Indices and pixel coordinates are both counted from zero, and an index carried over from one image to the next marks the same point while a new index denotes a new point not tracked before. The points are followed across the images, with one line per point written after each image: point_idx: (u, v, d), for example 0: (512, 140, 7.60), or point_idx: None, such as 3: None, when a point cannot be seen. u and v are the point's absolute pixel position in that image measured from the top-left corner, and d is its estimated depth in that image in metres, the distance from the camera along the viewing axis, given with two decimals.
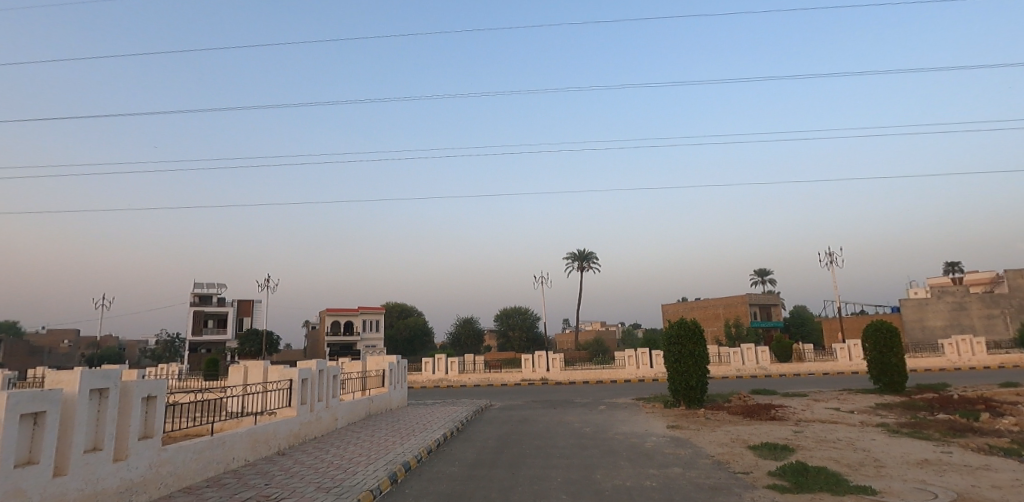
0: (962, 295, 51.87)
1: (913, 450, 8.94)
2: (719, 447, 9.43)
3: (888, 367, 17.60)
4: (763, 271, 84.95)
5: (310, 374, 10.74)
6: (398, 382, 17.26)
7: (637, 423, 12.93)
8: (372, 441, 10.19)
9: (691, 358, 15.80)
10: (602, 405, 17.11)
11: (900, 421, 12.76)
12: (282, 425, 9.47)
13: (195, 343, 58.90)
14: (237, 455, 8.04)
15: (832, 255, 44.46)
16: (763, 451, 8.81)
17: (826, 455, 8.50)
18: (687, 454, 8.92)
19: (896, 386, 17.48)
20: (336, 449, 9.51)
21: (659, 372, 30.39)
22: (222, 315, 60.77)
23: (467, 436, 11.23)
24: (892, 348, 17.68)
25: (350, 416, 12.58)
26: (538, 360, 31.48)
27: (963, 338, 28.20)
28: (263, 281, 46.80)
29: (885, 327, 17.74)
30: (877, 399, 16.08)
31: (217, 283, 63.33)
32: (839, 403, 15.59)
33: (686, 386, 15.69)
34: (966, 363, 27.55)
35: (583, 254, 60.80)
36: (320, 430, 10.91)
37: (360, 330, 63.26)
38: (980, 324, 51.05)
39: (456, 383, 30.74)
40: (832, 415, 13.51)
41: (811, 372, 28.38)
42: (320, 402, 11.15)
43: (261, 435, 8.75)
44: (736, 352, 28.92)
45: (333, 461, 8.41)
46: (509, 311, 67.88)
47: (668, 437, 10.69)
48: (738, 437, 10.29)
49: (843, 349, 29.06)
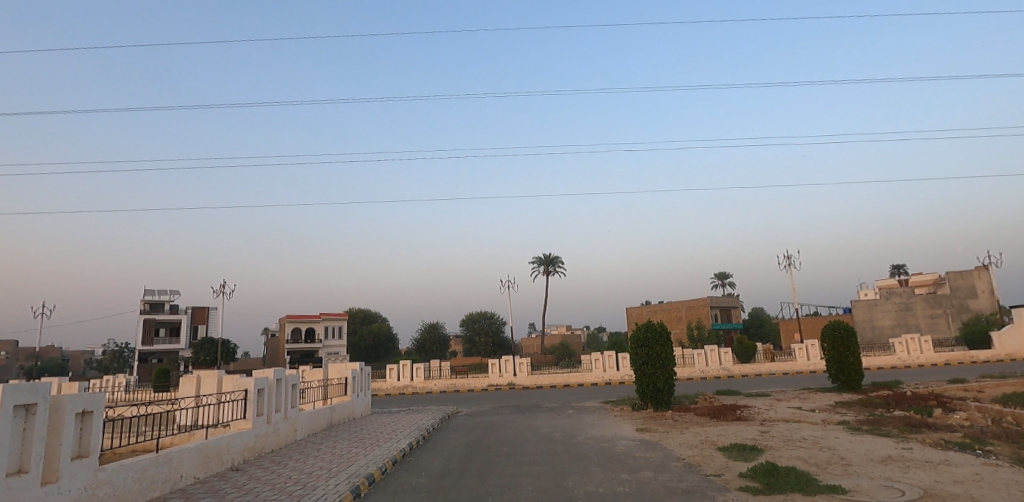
0: (909, 295, 54.30)
1: (876, 447, 9.09)
2: (689, 449, 9.37)
3: (846, 365, 18.10)
4: (723, 274, 87.08)
5: (267, 384, 10.20)
6: (361, 389, 16.69)
7: (606, 426, 12.83)
8: (333, 453, 9.71)
9: (658, 360, 15.84)
10: (571, 409, 16.98)
11: (859, 418, 13.08)
12: (236, 439, 8.92)
13: (146, 353, 56.22)
14: (185, 473, 7.49)
15: (791, 259, 45.29)
16: (733, 452, 8.80)
17: (794, 455, 8.55)
18: (658, 458, 8.83)
19: (853, 384, 17.98)
20: (294, 462, 9.02)
21: (625, 375, 30.57)
22: (174, 323, 58.25)
23: (434, 444, 10.87)
24: (849, 347, 18.18)
25: (311, 427, 12.04)
26: (505, 365, 31.19)
27: (912, 337, 29.40)
28: (218, 286, 45.02)
29: (842, 327, 18.24)
30: (836, 397, 16.48)
31: (170, 290, 60.69)
32: (800, 402, 15.91)
33: (653, 388, 15.72)
34: (915, 361, 28.71)
35: (548, 258, 61.03)
36: (278, 442, 10.38)
37: (322, 338, 61.66)
38: (925, 323, 53.52)
39: (421, 390, 30.16)
40: (796, 414, 13.73)
41: (772, 372, 29.05)
42: (278, 412, 10.60)
43: (213, 450, 8.20)
44: (700, 354, 29.35)
45: (291, 476, 7.94)
46: (475, 316, 67.45)
47: (638, 440, 10.60)
48: (707, 438, 10.29)
49: (801, 349, 29.87)
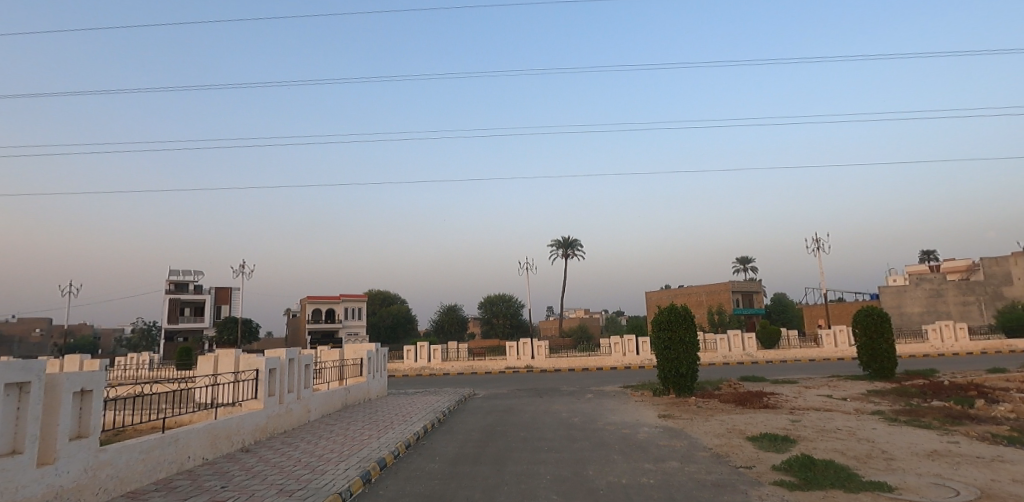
0: (940, 282, 52.51)
1: (919, 440, 8.51)
2: (716, 438, 8.92)
3: (879, 353, 17.34)
4: (745, 258, 85.43)
5: (279, 364, 9.94)
6: (377, 370, 16.50)
7: (627, 412, 12.40)
8: (345, 435, 9.45)
9: (681, 345, 15.28)
10: (590, 393, 16.61)
11: (895, 408, 12.43)
12: (246, 420, 8.71)
13: (172, 331, 57.35)
14: (192, 453, 7.28)
15: (818, 244, 43.85)
16: (764, 443, 8.30)
17: (830, 446, 8.03)
18: (684, 447, 8.38)
19: (886, 372, 17.25)
20: (306, 444, 8.77)
21: (645, 359, 30.09)
22: (199, 302, 59.26)
23: (449, 428, 10.56)
24: (883, 333, 17.39)
25: (324, 408, 11.82)
26: (523, 348, 30.92)
27: (946, 324, 28.29)
28: (239, 267, 45.45)
29: (876, 313, 17.45)
30: (868, 385, 15.81)
31: (194, 270, 61.63)
32: (830, 390, 15.27)
33: (676, 373, 15.23)
34: (949, 349, 27.63)
35: (567, 241, 60.45)
36: (291, 423, 10.15)
37: (342, 318, 62.19)
38: (957, 311, 51.76)
39: (439, 371, 30.08)
40: (826, 403, 13.15)
41: (798, 358, 28.29)
42: (291, 393, 10.37)
43: (222, 431, 7.99)
44: (723, 339, 28.66)
45: (301, 459, 7.68)
46: (494, 299, 67.40)
47: (661, 428, 10.15)
48: (734, 426, 9.80)
49: (829, 335, 28.97)
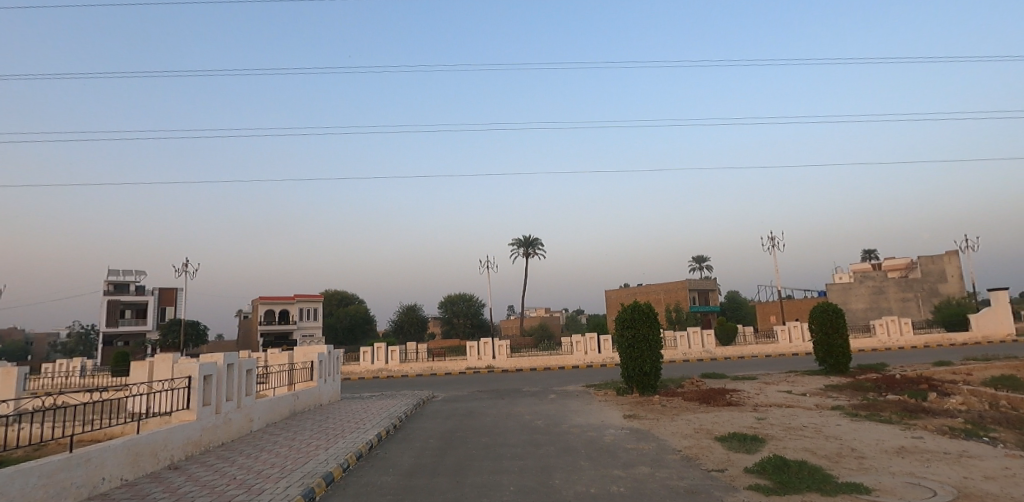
0: (882, 279, 54.90)
1: (883, 435, 8.45)
2: (685, 439, 8.61)
3: (834, 348, 17.63)
4: (701, 257, 87.49)
5: (215, 370, 9.04)
6: (330, 374, 15.57)
7: (591, 413, 12.05)
8: (290, 447, 8.64)
9: (645, 343, 15.06)
10: (553, 393, 16.24)
11: (854, 403, 12.53)
12: (176, 433, 7.82)
13: (111, 335, 54.03)
14: (108, 475, 6.41)
15: (772, 242, 45.00)
16: (733, 443, 8.04)
17: (800, 445, 7.83)
18: (653, 450, 8.03)
19: (841, 367, 17.55)
20: (245, 458, 7.95)
21: (607, 358, 30.04)
22: (141, 304, 56.08)
23: (405, 435, 9.89)
24: (838, 329, 17.69)
25: (269, 417, 10.92)
26: (484, 348, 30.35)
27: (892, 319, 29.39)
28: (183, 265, 43.24)
29: (831, 309, 17.73)
30: (826, 380, 15.99)
31: (136, 270, 58.25)
32: (790, 385, 15.38)
33: (640, 372, 15.00)
34: (896, 343, 28.70)
35: (528, 241, 60.21)
36: (229, 435, 9.26)
37: (297, 320, 60.02)
38: (898, 307, 54.21)
39: (397, 373, 29.17)
40: (787, 399, 13.14)
41: (755, 354, 28.79)
42: (229, 401, 9.45)
43: (145, 448, 7.10)
44: (683, 336, 28.89)
45: (236, 476, 6.90)
46: (454, 298, 66.59)
47: (628, 429, 9.79)
48: (702, 426, 9.54)
49: (784, 331, 29.64)
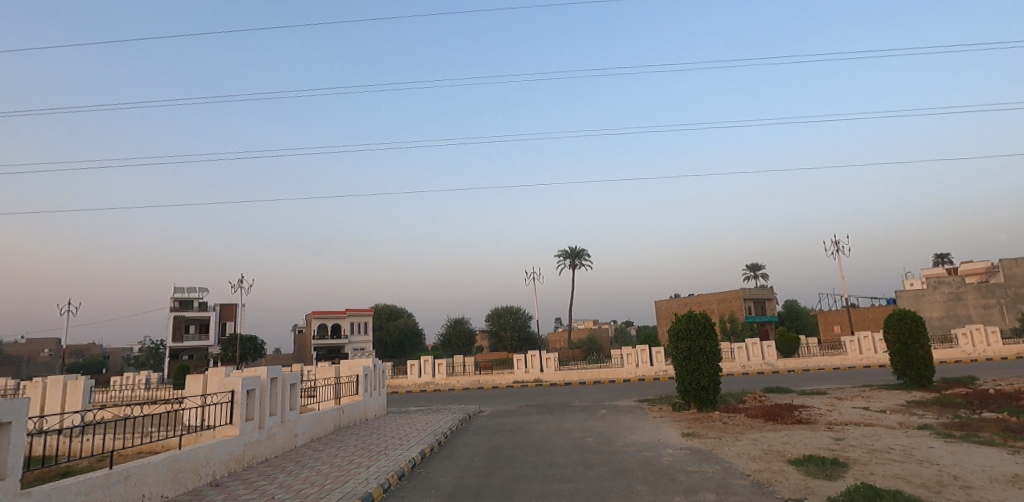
0: (958, 285, 50.88)
1: (990, 460, 7.36)
2: (753, 462, 7.79)
3: (915, 360, 16.11)
4: (756, 265, 83.98)
5: (259, 384, 8.92)
6: (375, 387, 15.39)
7: (646, 430, 11.30)
8: (332, 464, 8.37)
9: (702, 355, 14.15)
10: (604, 408, 15.52)
11: (943, 421, 11.25)
12: (219, 449, 7.69)
13: (177, 349, 56.68)
14: (147, 492, 6.27)
15: (835, 247, 42.42)
16: (810, 468, 7.19)
17: (889, 471, 6.90)
18: (718, 474, 7.27)
19: (923, 381, 16.00)
20: (286, 475, 7.72)
21: (659, 371, 28.84)
22: (203, 320, 58.61)
23: (449, 453, 9.48)
24: (918, 339, 16.18)
25: (312, 432, 10.74)
26: (531, 361, 29.77)
27: (977, 328, 26.91)
28: (239, 280, 44.78)
29: (910, 317, 16.27)
30: (907, 396, 14.57)
31: (199, 287, 60.99)
32: (866, 401, 14.07)
33: (697, 386, 14.08)
34: (981, 354, 26.25)
35: (574, 252, 59.32)
36: (272, 451, 9.10)
37: (348, 333, 61.22)
38: (978, 315, 50.03)
39: (444, 387, 28.95)
40: (865, 416, 11.95)
41: (821, 367, 26.98)
42: (273, 416, 9.31)
43: (186, 463, 6.96)
44: (741, 348, 27.42)
45: (274, 495, 6.63)
46: (501, 310, 66.29)
47: (688, 449, 9.02)
48: (771, 447, 8.67)
49: (853, 341, 27.66)
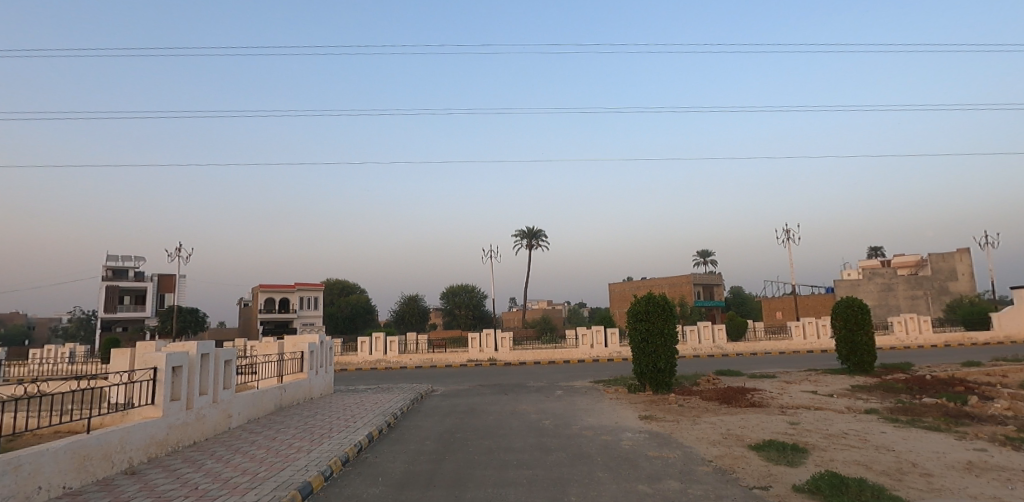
0: (891, 276, 53.66)
1: (942, 447, 7.41)
2: (713, 447, 7.62)
3: (859, 346, 16.60)
4: (706, 251, 86.36)
5: (187, 361, 8.07)
6: (321, 365, 14.58)
7: (603, 413, 11.08)
8: (269, 448, 7.67)
9: (659, 337, 14.04)
10: (559, 389, 15.31)
11: (888, 406, 11.52)
12: (137, 432, 6.88)
13: (110, 321, 53.42)
14: (45, 484, 5.44)
15: (785, 235, 43.57)
16: (771, 453, 7.05)
17: (849, 458, 6.83)
18: (679, 460, 7.04)
19: (866, 366, 16.54)
20: (215, 461, 6.99)
21: (613, 352, 29.05)
22: (140, 291, 55.29)
23: (399, 436, 8.93)
24: (863, 326, 16.67)
25: (249, 412, 9.94)
26: (486, 340, 29.40)
27: (911, 317, 28.29)
28: (176, 249, 42.10)
29: (856, 304, 16.72)
30: (851, 380, 14.99)
31: (135, 256, 57.38)
32: (814, 385, 14.39)
33: (654, 368, 14.01)
34: (914, 342, 27.69)
35: (532, 232, 59.10)
36: (202, 434, 8.31)
37: (297, 308, 59.27)
38: (906, 304, 53.04)
39: (396, 364, 28.26)
40: (814, 400, 12.12)
41: (767, 350, 27.85)
42: (203, 395, 8.48)
43: (95, 450, 6.14)
44: (692, 331, 27.92)
45: (199, 485, 5.92)
46: (456, 289, 65.62)
47: (646, 433, 8.80)
48: (729, 431, 8.54)
49: (798, 326, 28.61)
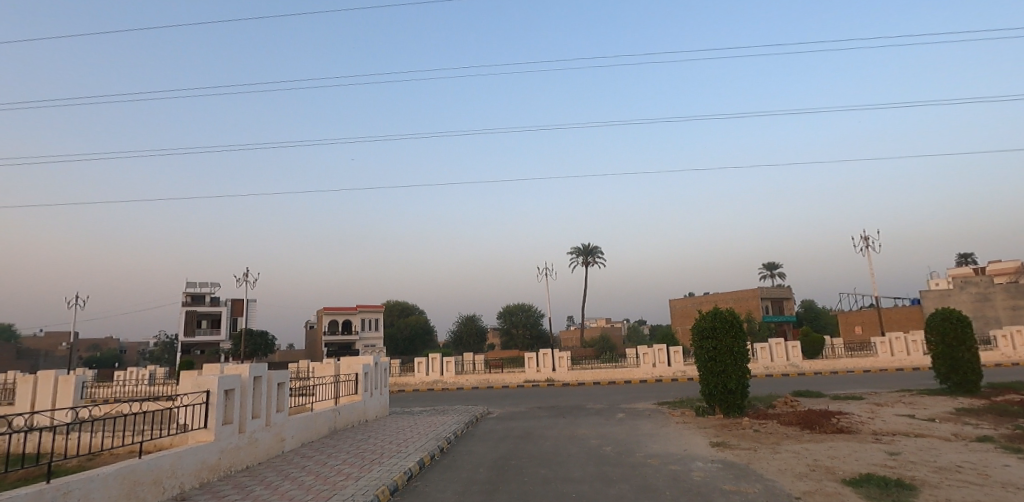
0: (987, 285, 48.77)
1: None
2: (800, 480, 6.72)
3: (961, 364, 14.83)
4: (772, 264, 82.09)
5: (239, 383, 8.02)
6: (377, 386, 14.49)
7: (670, 438, 10.26)
8: (318, 474, 7.45)
9: (729, 355, 13.03)
10: (621, 412, 14.50)
11: (1005, 433, 10.03)
12: (188, 457, 6.80)
13: (189, 344, 56.58)
14: None
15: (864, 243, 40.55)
16: (871, 490, 6.11)
17: (969, 497, 5.79)
18: (761, 496, 6.20)
19: (971, 386, 14.71)
20: (264, 488, 6.81)
21: (677, 371, 27.68)
22: (215, 315, 58.37)
23: (451, 462, 8.52)
24: (964, 341, 14.92)
25: (302, 435, 9.84)
26: (543, 359, 28.75)
27: (1018, 330, 25.36)
28: (245, 276, 44.29)
29: (955, 317, 15.02)
30: (953, 402, 13.34)
31: (211, 282, 60.78)
32: (909, 408, 12.89)
33: (724, 389, 12.97)
34: (1022, 358, 24.77)
35: (588, 249, 58.16)
36: (254, 458, 8.20)
37: (359, 330, 60.73)
38: (1007, 316, 47.95)
39: (453, 386, 28.08)
40: (914, 426, 10.76)
41: (849, 369, 25.68)
42: (256, 419, 8.41)
43: (145, 475, 6.06)
44: (763, 348, 26.19)
45: None
46: (513, 308, 65.32)
47: (720, 463, 7.97)
48: (817, 462, 7.57)
49: (883, 342, 26.25)
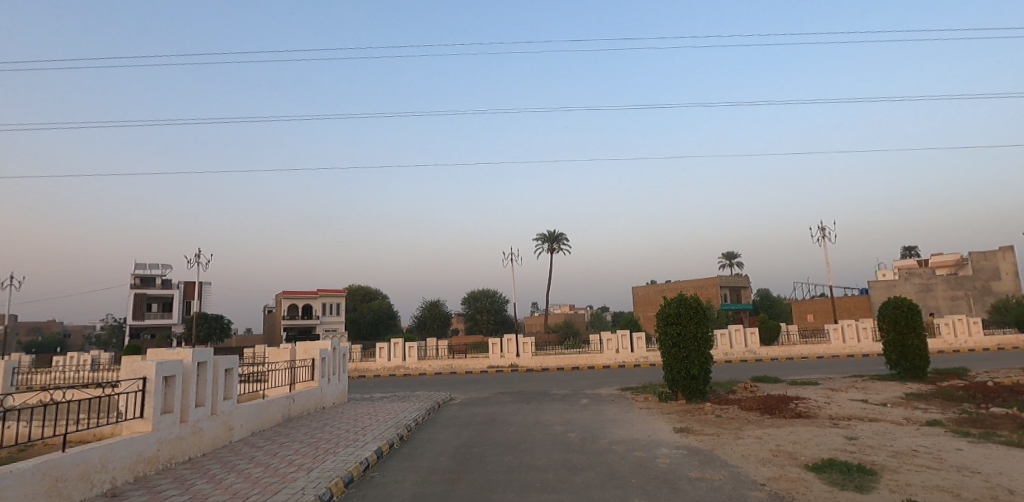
0: (929, 276, 51.21)
1: None
2: (764, 467, 6.67)
3: (910, 350, 15.36)
4: (731, 254, 84.22)
5: (181, 369, 7.45)
6: (334, 373, 13.96)
7: (634, 424, 10.20)
8: (267, 466, 6.99)
9: (693, 341, 13.08)
10: (585, 398, 14.45)
11: (953, 417, 10.36)
12: (121, 449, 6.26)
13: (138, 328, 54.14)
14: None
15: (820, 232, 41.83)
16: (835, 476, 6.09)
17: (928, 482, 5.83)
18: (726, 482, 6.12)
19: (918, 372, 15.27)
20: (206, 481, 6.32)
21: (640, 357, 27.98)
22: (166, 298, 55.96)
23: (411, 451, 8.18)
24: (914, 328, 15.44)
25: (252, 423, 9.32)
26: (507, 345, 28.56)
27: (959, 318, 26.63)
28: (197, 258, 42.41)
29: (907, 305, 15.50)
30: (904, 388, 13.77)
31: (161, 264, 58.16)
32: (863, 393, 13.25)
33: (687, 375, 13.04)
34: (961, 345, 26.05)
35: (553, 235, 58.22)
36: (197, 448, 7.68)
37: (320, 314, 59.34)
38: (947, 306, 50.54)
39: (415, 371, 27.63)
40: (869, 411, 11.03)
41: (803, 355, 26.49)
42: (199, 407, 7.86)
43: (69, 470, 5.50)
44: (723, 335, 26.69)
45: None
46: (478, 294, 65.03)
47: (685, 449, 7.89)
48: (780, 447, 7.58)
49: (836, 329, 27.17)
